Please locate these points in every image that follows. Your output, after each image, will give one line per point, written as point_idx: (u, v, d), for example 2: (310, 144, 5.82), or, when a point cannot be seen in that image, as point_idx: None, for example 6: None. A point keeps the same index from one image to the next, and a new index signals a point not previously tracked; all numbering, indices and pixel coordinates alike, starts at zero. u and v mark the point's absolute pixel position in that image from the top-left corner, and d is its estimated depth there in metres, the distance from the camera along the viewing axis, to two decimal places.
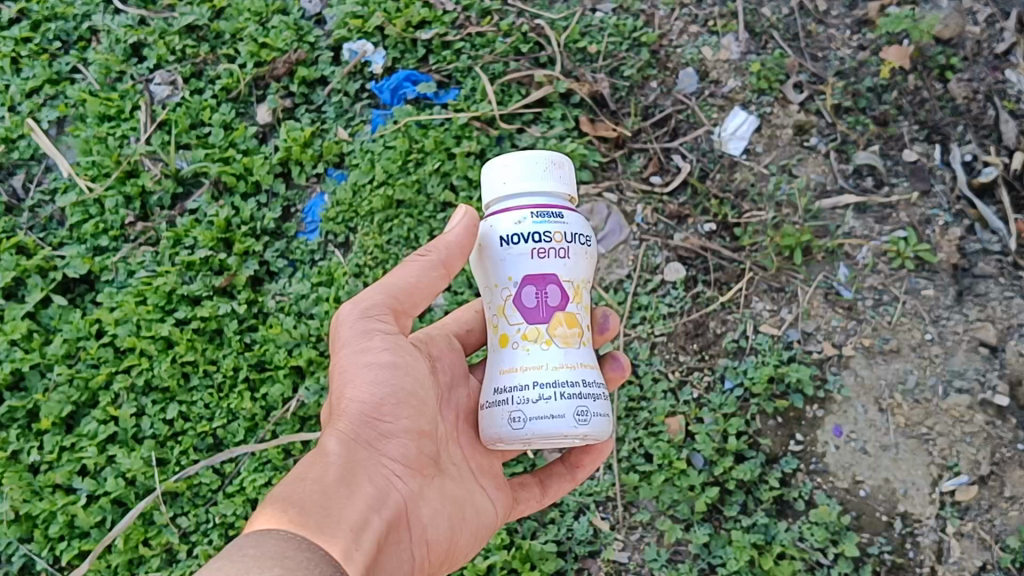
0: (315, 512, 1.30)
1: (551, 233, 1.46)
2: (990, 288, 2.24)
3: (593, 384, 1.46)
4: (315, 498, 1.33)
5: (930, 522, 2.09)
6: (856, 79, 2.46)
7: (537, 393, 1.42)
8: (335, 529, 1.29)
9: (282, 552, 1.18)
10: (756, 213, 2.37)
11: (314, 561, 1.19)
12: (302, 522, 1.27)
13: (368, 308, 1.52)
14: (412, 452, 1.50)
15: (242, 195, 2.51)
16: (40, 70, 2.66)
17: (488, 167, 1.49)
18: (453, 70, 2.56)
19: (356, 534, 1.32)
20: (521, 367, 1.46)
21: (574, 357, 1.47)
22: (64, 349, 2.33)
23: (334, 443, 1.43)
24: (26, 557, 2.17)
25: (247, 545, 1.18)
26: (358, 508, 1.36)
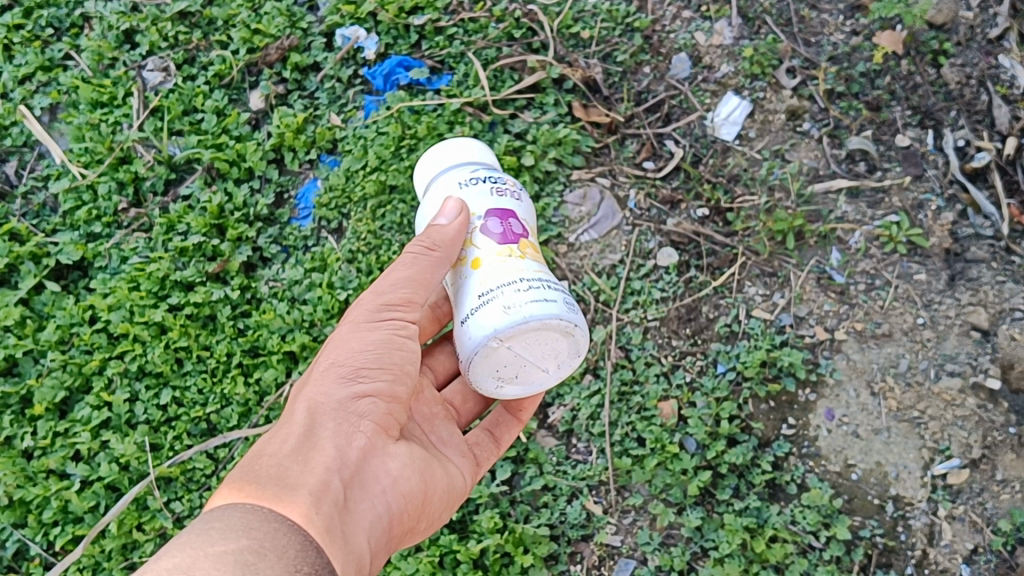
0: (271, 481, 1.30)
1: (504, 180, 1.63)
2: (982, 273, 2.25)
3: (559, 285, 1.53)
4: (274, 466, 1.34)
5: (922, 505, 2.09)
6: (848, 65, 2.46)
7: (524, 295, 1.45)
8: (297, 493, 1.29)
9: (249, 523, 1.19)
10: (748, 198, 2.37)
11: (283, 532, 1.21)
12: (259, 492, 1.27)
13: (379, 299, 1.55)
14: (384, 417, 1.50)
15: (235, 181, 2.51)
16: (33, 57, 2.66)
17: (416, 171, 1.71)
18: (445, 56, 2.57)
19: (319, 495, 1.32)
20: (486, 279, 1.50)
21: (535, 266, 1.53)
22: (57, 335, 2.33)
23: (302, 410, 1.45)
24: (21, 542, 2.19)
25: (212, 520, 1.20)
26: (317, 472, 1.35)
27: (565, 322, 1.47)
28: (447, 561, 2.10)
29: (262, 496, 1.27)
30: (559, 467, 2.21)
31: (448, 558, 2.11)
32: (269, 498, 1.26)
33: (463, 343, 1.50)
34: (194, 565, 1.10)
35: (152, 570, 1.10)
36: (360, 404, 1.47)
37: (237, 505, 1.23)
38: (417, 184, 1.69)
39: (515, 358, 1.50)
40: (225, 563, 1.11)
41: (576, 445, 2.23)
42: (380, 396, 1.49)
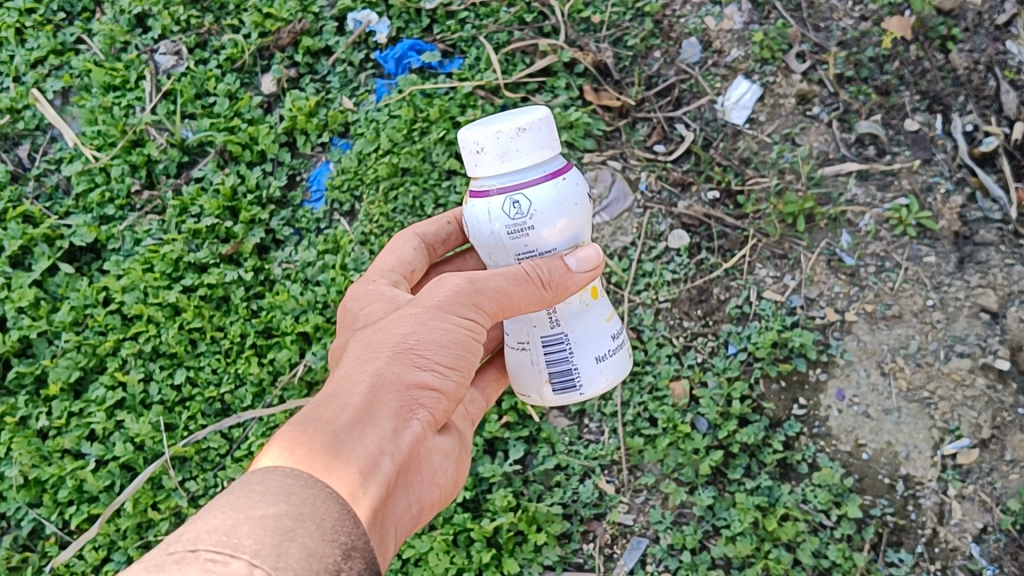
0: (324, 453, 1.21)
1: None
2: (990, 256, 2.24)
3: None
4: (340, 441, 1.24)
5: (932, 485, 2.11)
6: (858, 49, 2.45)
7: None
8: (348, 469, 1.21)
9: (289, 488, 1.12)
10: (759, 180, 2.38)
11: (322, 499, 1.13)
12: (313, 464, 1.18)
13: (474, 292, 1.42)
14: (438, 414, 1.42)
15: (247, 163, 2.53)
16: (45, 41, 2.67)
17: (537, 143, 1.41)
18: (457, 39, 2.57)
19: (368, 477, 1.23)
20: (610, 312, 1.61)
21: None
22: (71, 316, 2.35)
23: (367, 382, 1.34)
24: (36, 521, 2.21)
25: (253, 483, 1.13)
26: (372, 456, 1.26)
27: None
28: (461, 539, 2.13)
29: (315, 467, 1.18)
30: (572, 447, 2.23)
31: (462, 536, 2.13)
32: (320, 470, 1.18)
33: (600, 376, 1.59)
34: (233, 528, 1.04)
35: (189, 530, 1.04)
36: (424, 395, 1.38)
37: (285, 470, 1.16)
38: (530, 158, 1.41)
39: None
40: (265, 528, 1.04)
41: (588, 425, 2.24)
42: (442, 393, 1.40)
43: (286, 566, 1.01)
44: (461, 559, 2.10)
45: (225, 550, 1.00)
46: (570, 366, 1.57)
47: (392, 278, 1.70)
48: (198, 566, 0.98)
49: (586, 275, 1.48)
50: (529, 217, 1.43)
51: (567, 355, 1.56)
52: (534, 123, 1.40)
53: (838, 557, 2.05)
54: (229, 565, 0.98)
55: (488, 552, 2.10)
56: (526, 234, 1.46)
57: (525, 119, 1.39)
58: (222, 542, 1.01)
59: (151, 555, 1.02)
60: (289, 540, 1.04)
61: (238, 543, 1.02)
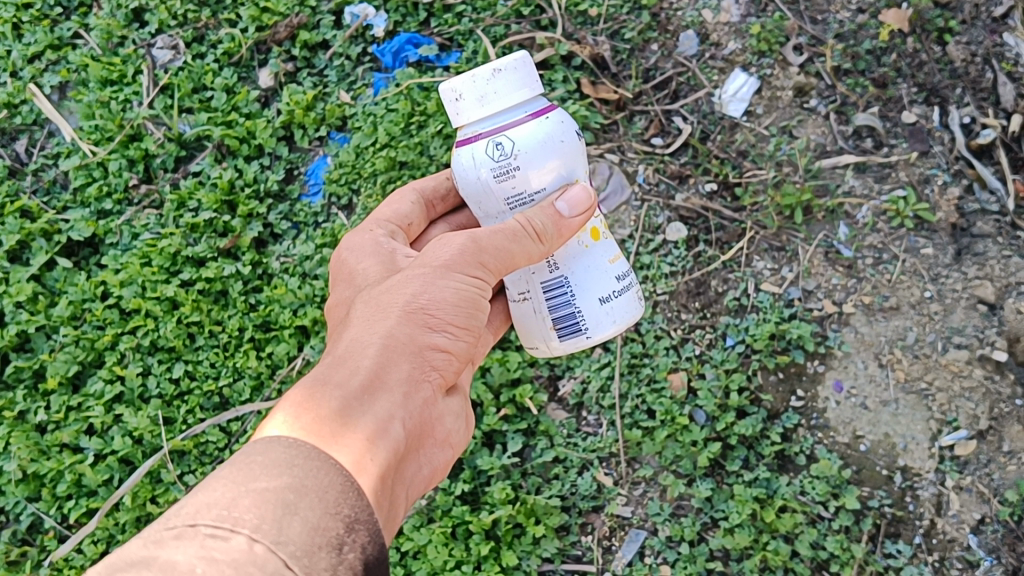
0: (334, 417, 1.21)
1: None
2: (988, 247, 2.24)
3: None
4: (358, 402, 1.25)
5: (930, 476, 2.10)
6: (855, 42, 2.46)
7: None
8: (357, 433, 1.21)
9: (292, 459, 1.08)
10: (757, 172, 2.39)
11: (326, 470, 1.08)
12: (321, 428, 1.18)
13: (476, 251, 1.43)
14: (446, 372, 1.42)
15: (245, 158, 2.54)
16: (42, 36, 2.67)
17: (513, 81, 1.42)
18: (454, 33, 2.57)
19: (377, 442, 1.24)
20: (615, 253, 1.61)
21: None
22: (69, 311, 2.35)
23: (378, 341, 1.34)
24: (35, 516, 2.22)
25: (255, 452, 1.09)
26: (380, 419, 1.26)
27: None
28: (460, 531, 2.13)
29: (323, 432, 1.17)
30: (570, 439, 2.23)
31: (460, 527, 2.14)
32: (329, 435, 1.17)
33: (608, 319, 1.58)
34: (234, 502, 1.00)
35: (189, 503, 1.00)
36: (431, 356, 1.39)
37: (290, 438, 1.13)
38: (510, 98, 1.42)
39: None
40: (266, 501, 1.00)
41: (587, 417, 2.25)
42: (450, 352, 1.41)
43: (288, 542, 0.96)
44: (460, 552, 2.10)
45: (224, 524, 0.96)
46: (573, 310, 1.57)
47: (387, 229, 1.71)
48: (196, 543, 0.93)
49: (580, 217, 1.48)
50: (514, 158, 1.44)
51: (569, 299, 1.57)
52: (510, 63, 1.42)
53: (836, 549, 2.05)
54: (228, 541, 0.94)
55: (486, 545, 2.10)
56: (513, 176, 1.46)
57: (500, 61, 1.41)
58: (222, 515, 0.97)
59: (149, 531, 0.97)
60: (291, 515, 0.99)
61: (238, 517, 0.97)
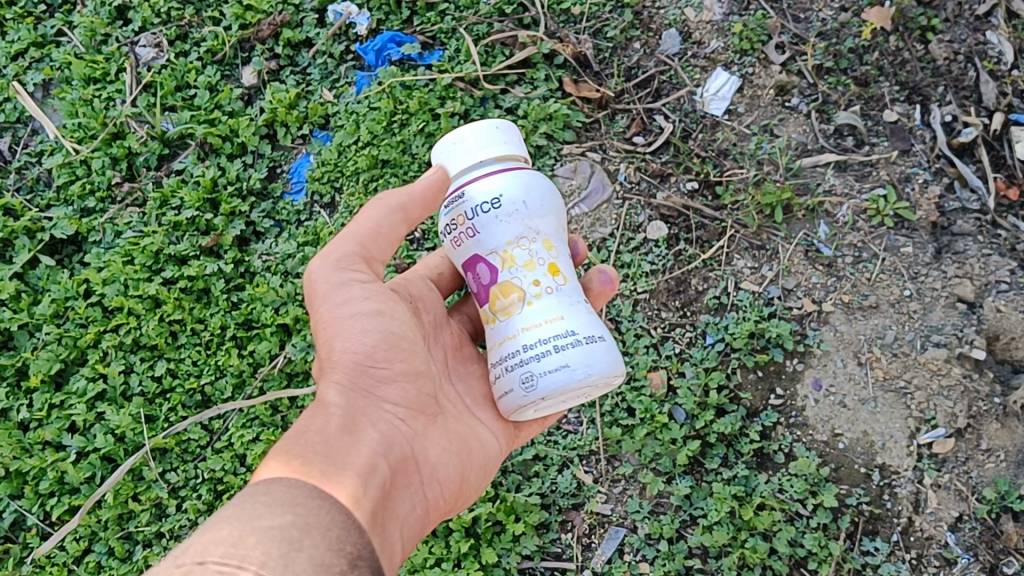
0: (319, 459, 1.33)
1: (455, 217, 1.56)
2: (968, 246, 2.25)
3: (530, 342, 1.49)
4: (320, 443, 1.36)
5: (908, 474, 2.09)
6: (838, 40, 2.48)
7: (513, 364, 1.50)
8: (344, 471, 1.32)
9: (293, 500, 1.19)
10: (737, 171, 2.40)
11: (326, 509, 1.20)
12: (308, 472, 1.29)
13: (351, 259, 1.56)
14: (407, 396, 1.52)
15: (228, 156, 2.55)
16: (26, 34, 2.74)
17: None
18: (436, 31, 2.61)
19: (365, 476, 1.35)
20: (492, 350, 1.59)
21: (514, 325, 1.53)
22: (52, 309, 2.37)
23: (334, 395, 1.47)
24: (17, 513, 2.22)
25: (258, 494, 1.19)
26: (360, 454, 1.39)
27: (535, 397, 1.48)
28: (440, 529, 2.14)
29: (309, 472, 1.29)
30: (550, 437, 2.25)
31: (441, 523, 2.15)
32: (316, 475, 1.28)
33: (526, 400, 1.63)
34: (241, 540, 1.08)
35: (198, 540, 1.08)
36: (388, 389, 1.51)
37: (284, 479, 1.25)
38: None
39: (569, 397, 1.51)
40: (271, 538, 1.09)
41: (567, 416, 2.27)
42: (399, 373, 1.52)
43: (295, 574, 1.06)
44: (440, 549, 2.12)
45: (233, 561, 1.04)
46: None
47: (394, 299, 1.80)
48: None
49: (423, 192, 1.56)
50: None
51: None
52: (457, 131, 1.56)
53: (814, 546, 2.04)
54: None
55: (466, 542, 2.12)
56: None
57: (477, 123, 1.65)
58: (230, 553, 1.05)
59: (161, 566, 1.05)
60: (297, 551, 1.09)
61: (246, 554, 1.06)
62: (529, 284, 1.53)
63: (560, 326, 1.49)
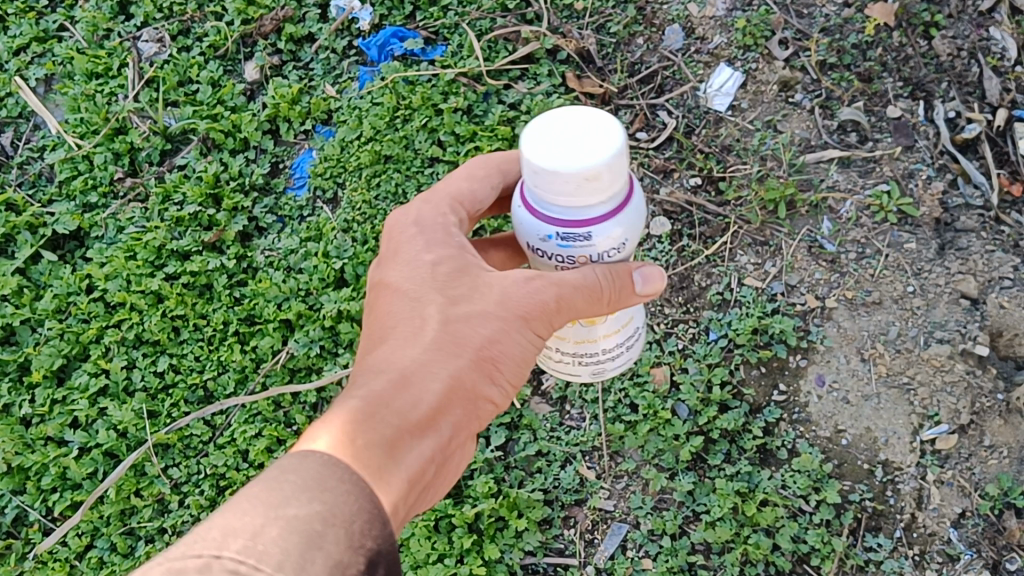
0: (382, 454, 1.22)
1: (574, 253, 1.36)
2: (972, 242, 2.25)
3: (608, 347, 1.73)
4: (389, 432, 1.25)
5: (911, 470, 2.09)
6: (840, 36, 2.47)
7: (590, 360, 1.76)
8: (400, 478, 1.23)
9: (321, 484, 1.07)
10: (741, 167, 2.40)
11: (355, 498, 1.08)
12: (371, 468, 1.19)
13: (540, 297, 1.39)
14: (485, 416, 1.41)
15: (230, 151, 2.55)
16: (28, 28, 2.75)
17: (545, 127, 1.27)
18: (440, 26, 2.61)
19: (416, 487, 1.26)
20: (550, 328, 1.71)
21: (594, 331, 1.68)
22: (54, 304, 2.37)
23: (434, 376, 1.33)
24: (19, 509, 2.22)
25: (289, 470, 1.09)
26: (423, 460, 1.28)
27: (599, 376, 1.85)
28: (443, 525, 2.15)
29: (367, 468, 1.19)
30: (553, 433, 2.25)
31: (444, 519, 2.16)
32: (374, 474, 1.19)
33: None
34: (260, 530, 0.98)
35: (218, 520, 1.00)
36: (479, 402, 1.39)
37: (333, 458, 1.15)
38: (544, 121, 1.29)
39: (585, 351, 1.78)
40: (293, 530, 0.99)
41: (570, 412, 2.27)
42: (500, 399, 1.40)
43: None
44: (442, 544, 2.12)
45: (249, 559, 0.94)
46: None
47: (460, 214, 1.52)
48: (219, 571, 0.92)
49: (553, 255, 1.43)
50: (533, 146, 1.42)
51: None
52: (597, 168, 1.23)
53: (817, 542, 2.04)
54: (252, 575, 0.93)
55: (468, 538, 2.11)
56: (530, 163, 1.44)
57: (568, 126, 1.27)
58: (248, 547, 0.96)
59: (168, 552, 0.96)
60: (314, 551, 0.99)
61: (264, 551, 0.96)
62: None
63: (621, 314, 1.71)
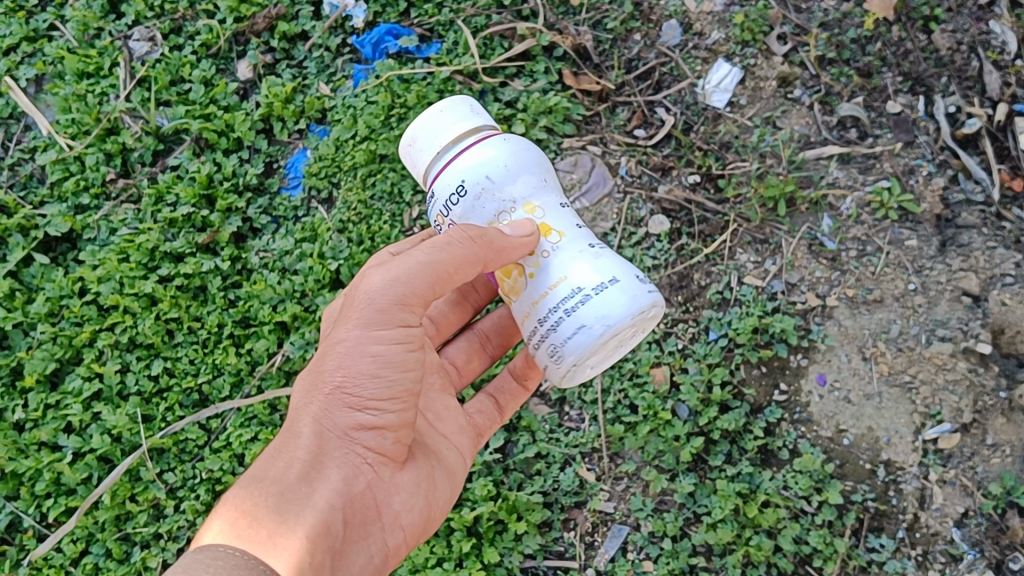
0: (270, 518, 1.34)
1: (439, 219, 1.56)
2: (973, 238, 2.22)
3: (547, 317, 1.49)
4: (273, 496, 1.37)
5: (913, 470, 2.07)
6: (839, 31, 2.44)
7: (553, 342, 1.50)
8: (287, 532, 1.33)
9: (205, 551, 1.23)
10: (740, 164, 2.38)
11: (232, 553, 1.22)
12: (254, 535, 1.31)
13: (400, 298, 1.45)
14: (389, 443, 1.49)
15: (224, 151, 2.53)
16: (17, 28, 2.72)
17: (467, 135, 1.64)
18: (435, 23, 2.59)
19: (315, 538, 1.36)
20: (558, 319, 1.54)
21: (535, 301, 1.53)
22: (46, 307, 2.34)
23: (306, 433, 1.45)
24: (14, 515, 2.19)
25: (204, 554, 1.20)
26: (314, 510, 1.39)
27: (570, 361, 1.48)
28: (441, 528, 2.11)
29: (253, 535, 1.30)
30: (552, 435, 2.22)
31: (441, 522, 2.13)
32: (261, 539, 1.30)
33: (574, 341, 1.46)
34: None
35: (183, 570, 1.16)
36: (363, 432, 1.46)
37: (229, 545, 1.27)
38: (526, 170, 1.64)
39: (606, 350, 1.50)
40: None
41: (569, 413, 2.24)
42: (390, 421, 1.47)
43: None
44: (441, 549, 2.09)
45: None
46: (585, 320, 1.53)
47: None
48: None
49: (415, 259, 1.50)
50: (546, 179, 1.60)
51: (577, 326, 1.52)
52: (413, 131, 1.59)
53: (819, 543, 2.02)
54: None
55: (468, 542, 2.09)
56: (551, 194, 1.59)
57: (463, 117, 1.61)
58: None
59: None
60: None
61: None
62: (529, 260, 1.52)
63: (603, 265, 1.48)
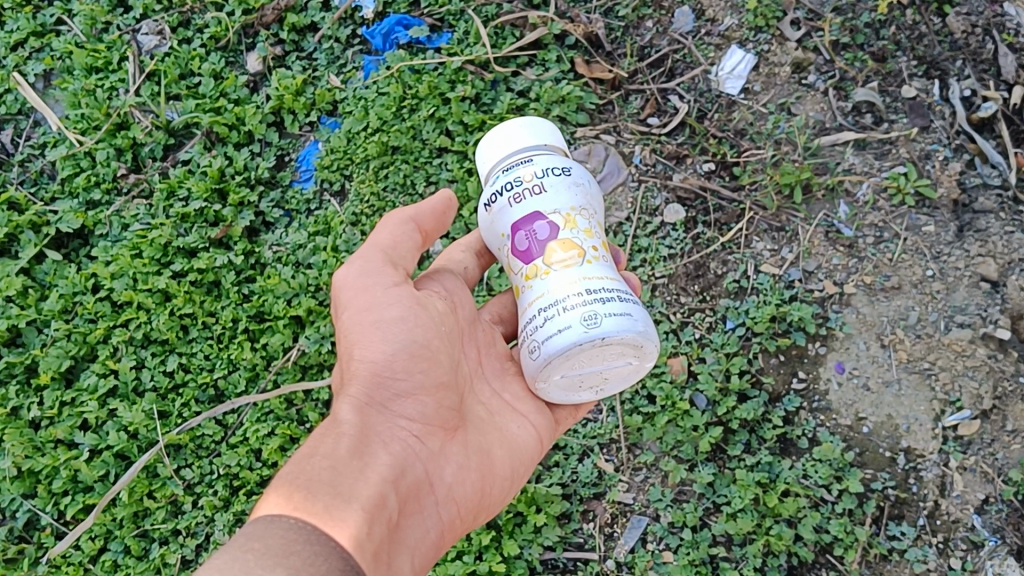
0: (324, 491, 1.28)
1: (521, 177, 1.51)
2: (990, 223, 2.20)
3: (596, 291, 1.43)
4: (327, 472, 1.32)
5: (933, 457, 2.05)
6: (853, 15, 2.44)
7: (574, 304, 1.41)
8: (347, 506, 1.28)
9: (260, 531, 1.17)
10: (756, 151, 2.36)
11: (292, 530, 1.18)
12: (309, 507, 1.24)
13: (366, 273, 1.51)
14: (430, 413, 1.47)
15: (235, 145, 2.52)
16: (25, 23, 2.72)
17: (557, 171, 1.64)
18: (445, 13, 2.58)
19: (373, 512, 1.31)
20: (573, 286, 1.44)
21: (576, 275, 1.45)
22: (60, 304, 2.34)
23: (348, 411, 1.42)
24: (31, 513, 2.18)
25: (254, 537, 1.16)
26: (369, 483, 1.34)
27: (594, 340, 1.39)
28: None
29: (311, 510, 1.24)
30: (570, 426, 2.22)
31: None
32: (318, 513, 1.24)
33: (616, 324, 1.39)
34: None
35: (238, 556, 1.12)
36: (399, 404, 1.46)
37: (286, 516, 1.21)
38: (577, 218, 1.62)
39: (571, 364, 1.44)
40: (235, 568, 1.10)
41: None
42: (423, 392, 1.47)
43: None
44: (461, 542, 2.08)
45: None
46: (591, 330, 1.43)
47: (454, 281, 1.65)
48: None
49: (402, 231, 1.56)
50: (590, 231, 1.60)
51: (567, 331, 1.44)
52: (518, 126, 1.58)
53: (840, 532, 2.00)
54: None
55: (487, 534, 2.08)
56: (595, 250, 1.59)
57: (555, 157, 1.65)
58: None
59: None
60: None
61: None
62: (588, 245, 1.50)
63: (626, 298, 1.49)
